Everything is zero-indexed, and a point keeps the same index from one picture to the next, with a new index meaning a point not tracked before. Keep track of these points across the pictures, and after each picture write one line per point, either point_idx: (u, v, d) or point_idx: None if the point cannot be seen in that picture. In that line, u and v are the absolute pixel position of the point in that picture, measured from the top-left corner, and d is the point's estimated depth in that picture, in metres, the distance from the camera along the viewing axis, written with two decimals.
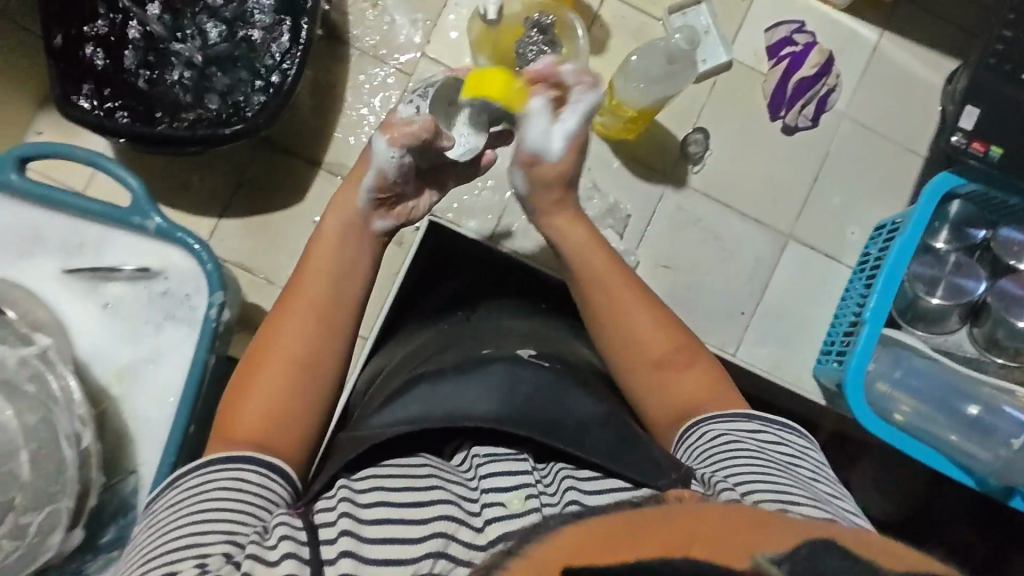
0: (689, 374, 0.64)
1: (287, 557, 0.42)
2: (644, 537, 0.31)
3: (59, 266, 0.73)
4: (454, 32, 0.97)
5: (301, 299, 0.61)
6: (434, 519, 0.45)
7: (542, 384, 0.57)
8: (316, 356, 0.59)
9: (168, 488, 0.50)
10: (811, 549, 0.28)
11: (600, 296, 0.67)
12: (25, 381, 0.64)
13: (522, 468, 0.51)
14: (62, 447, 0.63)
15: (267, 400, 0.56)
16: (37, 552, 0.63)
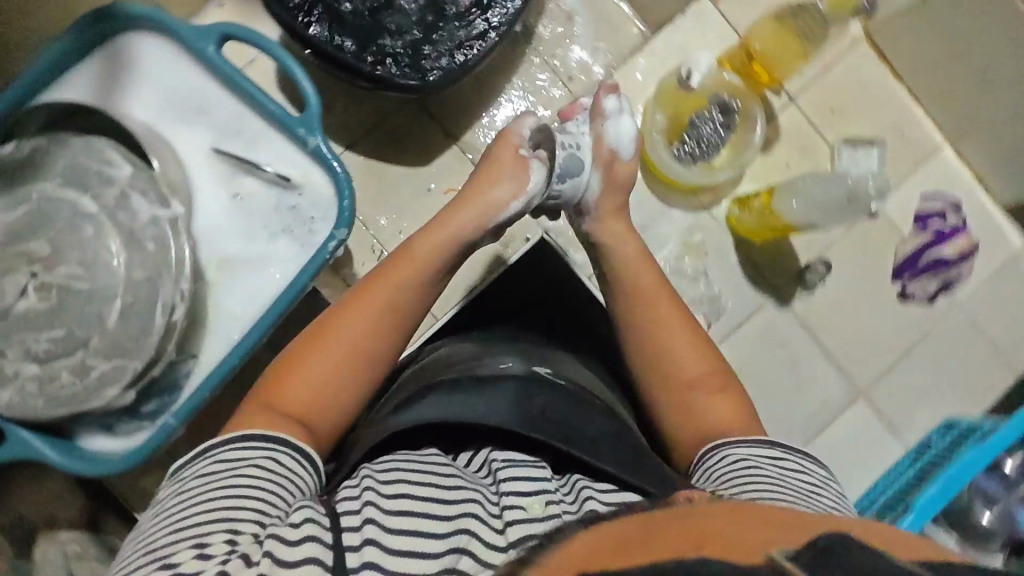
0: (721, 400, 0.62)
1: (310, 539, 0.40)
2: (653, 543, 0.29)
3: (211, 144, 0.75)
4: (640, 74, 0.94)
5: (379, 285, 0.61)
6: (459, 516, 0.42)
7: (564, 406, 0.58)
8: (373, 344, 0.59)
9: (200, 458, 0.48)
10: (828, 541, 0.27)
11: (647, 310, 0.66)
12: (147, 239, 0.66)
13: (540, 476, 0.49)
14: (155, 313, 0.65)
15: (322, 371, 0.56)
16: (88, 397, 0.65)
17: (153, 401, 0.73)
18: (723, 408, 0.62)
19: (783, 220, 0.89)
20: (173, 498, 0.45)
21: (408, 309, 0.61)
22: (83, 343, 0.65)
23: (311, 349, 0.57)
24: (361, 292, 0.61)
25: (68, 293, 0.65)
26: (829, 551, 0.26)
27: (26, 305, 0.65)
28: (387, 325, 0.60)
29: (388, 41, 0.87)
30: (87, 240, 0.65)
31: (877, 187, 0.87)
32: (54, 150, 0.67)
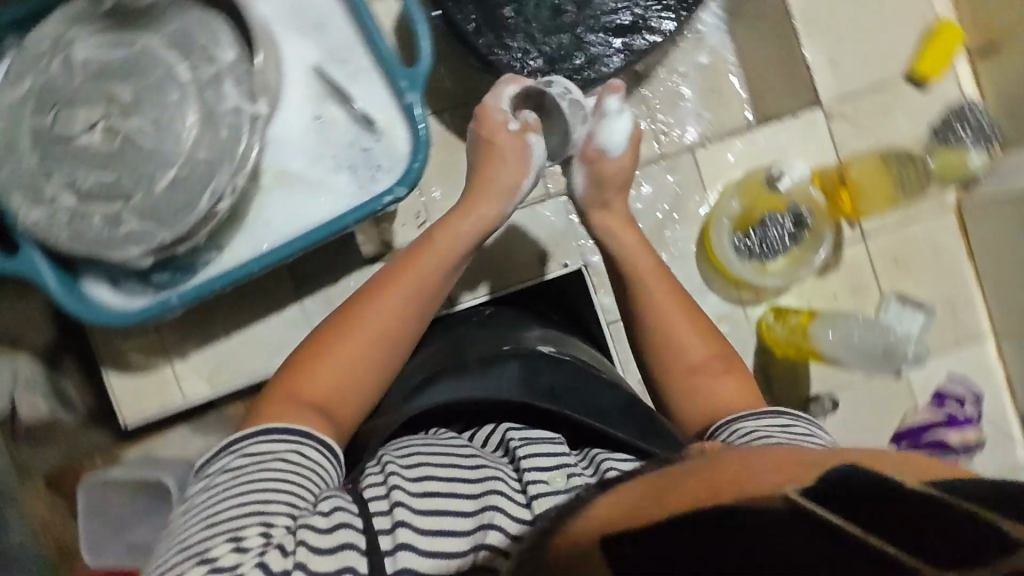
0: (726, 381, 0.71)
1: (343, 526, 0.49)
2: (674, 492, 0.34)
3: (315, 62, 0.75)
4: (731, 155, 0.94)
5: (409, 274, 0.71)
6: (484, 494, 0.51)
7: (570, 380, 0.70)
8: (398, 333, 0.68)
9: (224, 456, 0.55)
10: (842, 478, 0.32)
11: (665, 317, 0.74)
12: (223, 125, 0.66)
13: (558, 450, 0.57)
14: (202, 196, 0.65)
15: (347, 361, 0.65)
16: (109, 248, 0.66)
17: (164, 273, 0.73)
18: (733, 391, 0.70)
19: (816, 346, 0.91)
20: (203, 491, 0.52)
21: (430, 297, 0.71)
22: (125, 197, 0.66)
23: (340, 338, 0.66)
24: (388, 283, 0.70)
25: (131, 145, 0.66)
26: (843, 485, 0.31)
27: (90, 141, 0.66)
28: (411, 316, 0.69)
29: (514, 33, 0.88)
30: (168, 104, 0.66)
31: (915, 353, 0.89)
32: (172, 10, 0.69)
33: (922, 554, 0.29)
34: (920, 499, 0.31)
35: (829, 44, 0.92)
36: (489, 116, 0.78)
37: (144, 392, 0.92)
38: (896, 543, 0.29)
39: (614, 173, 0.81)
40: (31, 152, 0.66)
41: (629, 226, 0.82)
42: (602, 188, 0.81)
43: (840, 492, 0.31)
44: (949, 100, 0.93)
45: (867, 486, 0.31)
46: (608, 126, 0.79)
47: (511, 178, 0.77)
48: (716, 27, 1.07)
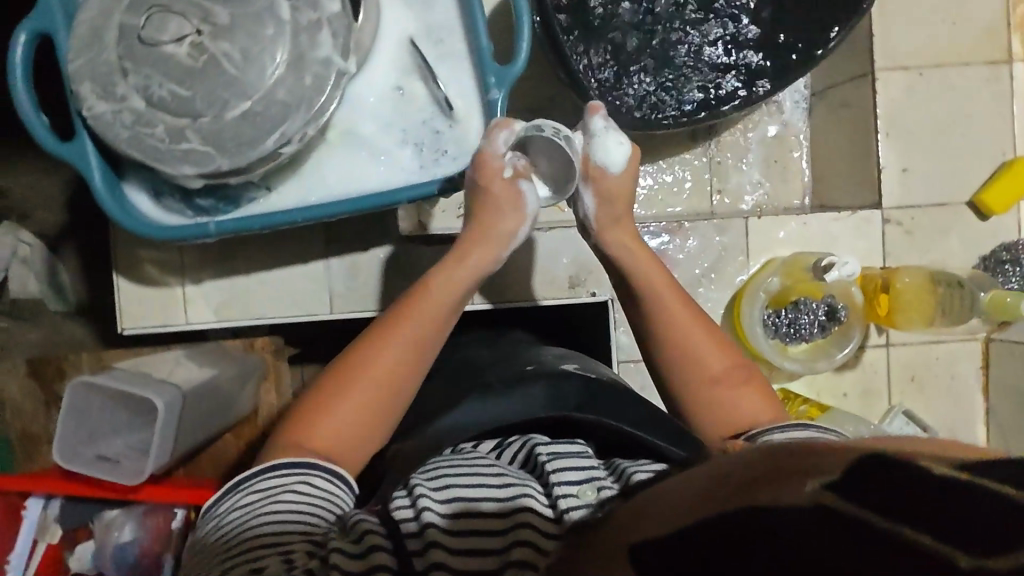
0: (747, 394, 0.72)
1: (374, 550, 0.53)
2: (696, 496, 0.31)
3: (411, 34, 0.75)
4: (782, 232, 0.94)
5: (409, 320, 0.71)
6: (514, 515, 0.55)
7: (586, 398, 0.68)
8: (402, 380, 0.69)
9: (236, 493, 0.61)
10: (862, 466, 0.30)
11: (675, 328, 0.74)
12: (309, 71, 0.65)
13: (588, 466, 0.62)
14: (270, 135, 0.65)
15: (353, 409, 0.67)
16: (164, 160, 0.66)
17: (208, 198, 0.73)
18: (752, 405, 0.71)
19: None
20: (218, 529, 0.58)
21: (431, 342, 0.71)
22: (193, 115, 0.65)
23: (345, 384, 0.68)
24: (390, 332, 0.70)
25: (213, 68, 0.64)
26: (867, 473, 0.29)
27: (175, 52, 0.65)
28: (413, 363, 0.70)
29: (603, 64, 0.89)
30: (261, 38, 0.65)
31: None
32: None
33: (941, 536, 0.27)
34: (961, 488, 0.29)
35: (904, 151, 0.94)
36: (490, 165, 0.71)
37: (150, 305, 0.91)
38: (925, 528, 0.27)
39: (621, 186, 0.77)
40: (116, 47, 0.66)
41: (640, 241, 0.79)
42: (610, 205, 0.77)
43: (867, 483, 0.29)
44: (1002, 237, 0.94)
45: (898, 475, 0.29)
46: (605, 140, 0.74)
47: (508, 226, 0.73)
48: (798, 106, 1.07)
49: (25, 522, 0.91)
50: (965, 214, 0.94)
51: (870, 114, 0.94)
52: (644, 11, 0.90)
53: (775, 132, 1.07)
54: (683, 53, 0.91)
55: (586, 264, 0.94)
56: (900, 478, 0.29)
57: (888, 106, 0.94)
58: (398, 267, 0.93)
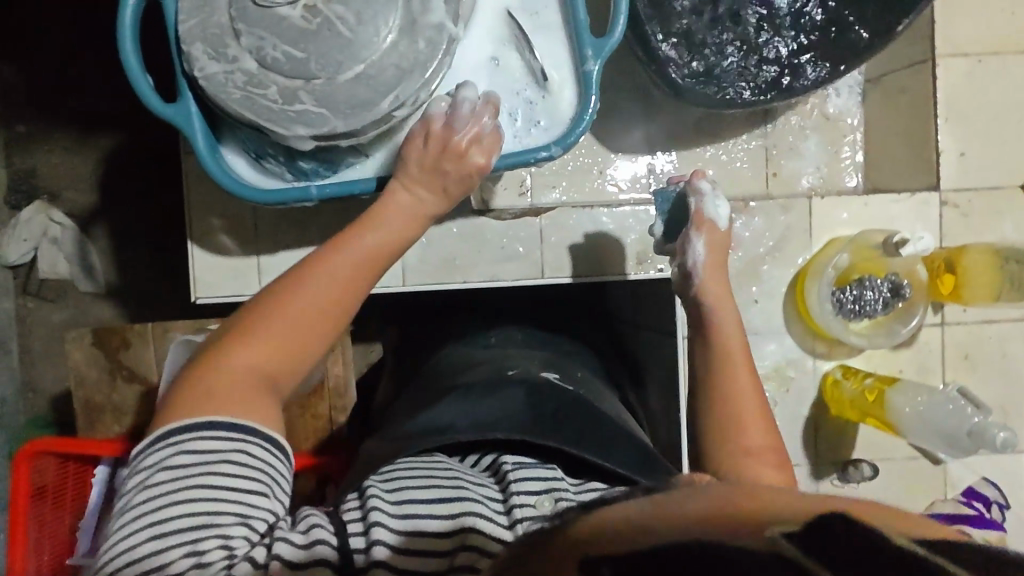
0: (768, 470, 0.74)
1: (319, 544, 0.60)
2: (638, 527, 0.34)
3: (508, 5, 0.76)
4: (844, 213, 0.96)
5: (327, 274, 0.69)
6: (462, 515, 0.61)
7: (574, 415, 0.76)
8: (314, 315, 0.68)
9: (165, 450, 0.60)
10: (823, 527, 0.31)
11: (721, 373, 0.80)
12: (421, 36, 0.67)
13: (547, 476, 0.68)
14: (385, 98, 0.66)
15: (264, 345, 0.67)
16: (277, 121, 0.66)
17: (310, 162, 0.72)
18: (776, 477, 0.72)
19: (889, 415, 0.88)
20: (149, 491, 0.59)
21: (350, 293, 0.70)
22: (307, 77, 0.66)
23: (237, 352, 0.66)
24: (306, 279, 0.69)
25: (328, 30, 0.65)
26: (832, 536, 0.31)
27: (289, 14, 0.66)
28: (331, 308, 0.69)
29: (671, 43, 0.91)
30: (375, 3, 0.66)
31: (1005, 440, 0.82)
32: None
33: None
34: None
35: (961, 136, 0.97)
36: (475, 126, 0.71)
37: (223, 273, 0.91)
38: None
39: (721, 243, 0.85)
40: (227, 10, 0.67)
41: (722, 277, 0.84)
42: (716, 259, 0.84)
43: (825, 545, 0.30)
44: None
45: (853, 557, 0.29)
46: (716, 202, 0.84)
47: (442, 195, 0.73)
48: (851, 91, 1.10)
49: (93, 492, 0.91)
50: (1018, 197, 0.97)
51: (928, 99, 0.97)
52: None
53: (829, 118, 1.10)
54: (749, 30, 0.93)
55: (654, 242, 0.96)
56: (852, 551, 0.29)
57: (947, 91, 0.97)
58: (469, 240, 0.94)
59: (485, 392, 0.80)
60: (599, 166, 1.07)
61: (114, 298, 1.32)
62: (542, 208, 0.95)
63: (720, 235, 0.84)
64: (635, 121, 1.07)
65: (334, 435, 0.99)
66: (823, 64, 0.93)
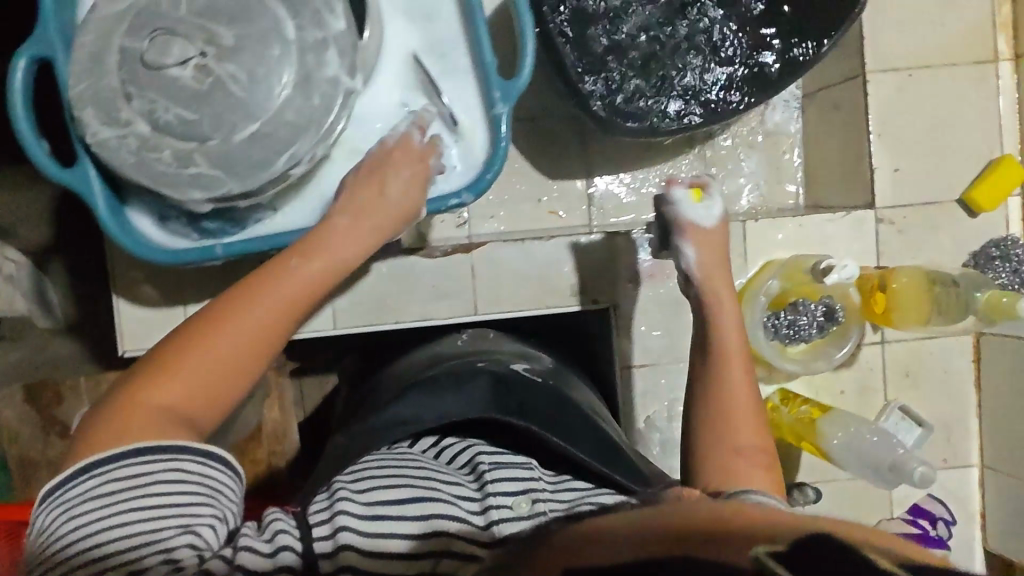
0: (760, 470, 0.69)
1: (284, 550, 0.58)
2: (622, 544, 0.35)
3: (414, 48, 0.74)
4: (779, 234, 0.96)
5: (270, 287, 0.63)
6: (437, 519, 0.61)
7: (542, 408, 0.79)
8: (251, 334, 0.61)
9: (88, 473, 0.54)
10: (808, 543, 0.32)
11: (711, 368, 0.77)
12: (316, 92, 0.65)
13: (523, 476, 0.68)
14: (281, 157, 0.65)
15: (196, 366, 0.59)
16: (173, 185, 0.65)
17: (215, 221, 0.72)
18: (765, 479, 0.68)
19: (818, 441, 0.88)
20: (73, 514, 0.53)
21: (295, 308, 0.63)
22: (201, 139, 0.65)
23: (150, 385, 0.58)
24: (246, 298, 0.62)
25: (220, 90, 0.64)
26: (815, 550, 0.31)
27: (180, 75, 0.64)
28: (274, 323, 0.62)
29: (598, 70, 0.90)
30: (267, 59, 0.64)
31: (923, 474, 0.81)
32: None
33: None
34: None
35: (895, 152, 0.96)
36: (407, 141, 0.72)
37: (151, 326, 0.91)
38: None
39: (716, 240, 0.84)
40: (118, 72, 0.65)
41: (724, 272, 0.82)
42: (710, 256, 0.82)
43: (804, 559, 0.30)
44: (991, 233, 0.96)
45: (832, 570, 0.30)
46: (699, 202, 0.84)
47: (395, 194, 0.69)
48: (789, 106, 1.09)
49: None
50: (956, 211, 0.96)
51: (861, 116, 0.96)
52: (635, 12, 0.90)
53: (768, 135, 1.09)
54: (677, 54, 0.92)
55: (589, 273, 0.96)
56: (837, 561, 0.30)
57: (880, 107, 0.95)
58: (401, 279, 0.94)
59: (455, 382, 0.81)
60: (538, 193, 1.06)
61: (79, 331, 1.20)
62: (473, 245, 0.95)
63: (717, 236, 0.84)
64: (571, 147, 1.06)
65: (275, 478, 1.00)
66: (752, 88, 0.92)
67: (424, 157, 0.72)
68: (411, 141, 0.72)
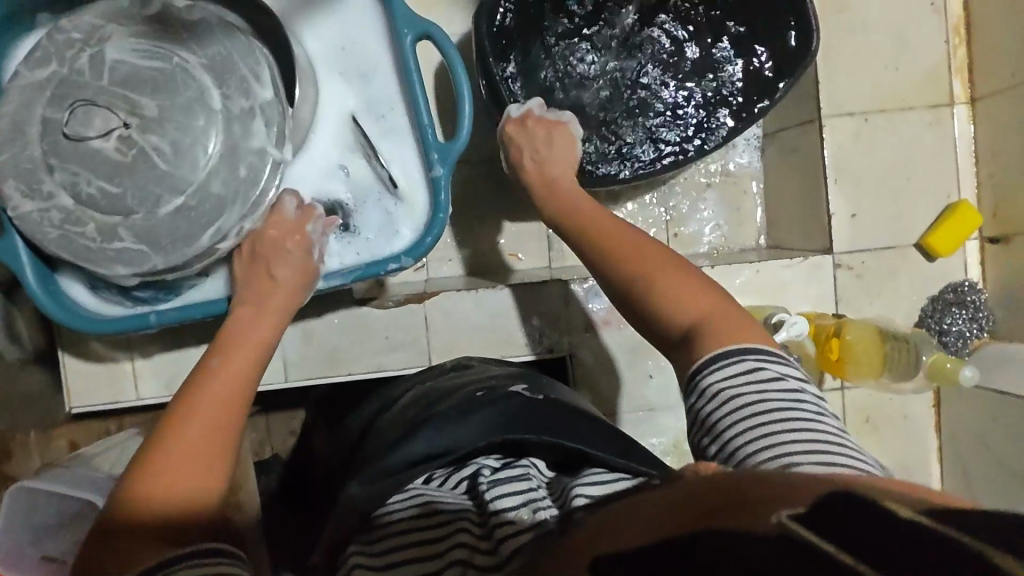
0: (695, 284, 0.65)
1: None
2: (640, 522, 0.32)
3: (351, 109, 0.73)
4: (737, 280, 0.94)
5: (210, 384, 0.59)
6: (449, 552, 0.56)
7: (542, 416, 0.69)
8: (206, 424, 0.56)
9: None
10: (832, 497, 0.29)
11: (605, 241, 0.71)
12: (243, 162, 0.64)
13: (522, 485, 0.62)
14: (205, 232, 0.64)
15: (164, 478, 0.52)
16: (97, 260, 0.64)
17: (146, 289, 0.71)
18: (703, 291, 0.64)
19: None
20: None
21: (243, 395, 0.59)
22: (125, 213, 0.63)
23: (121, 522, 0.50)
24: (189, 398, 0.57)
25: (144, 162, 0.63)
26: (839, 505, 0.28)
27: (102, 147, 0.63)
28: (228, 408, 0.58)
29: None
30: (192, 129, 0.63)
31: None
32: (217, 31, 0.65)
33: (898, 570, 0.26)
34: (927, 538, 0.26)
35: (853, 196, 0.95)
36: (282, 215, 0.69)
37: (96, 382, 0.88)
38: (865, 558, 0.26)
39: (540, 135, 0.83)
40: (39, 143, 0.63)
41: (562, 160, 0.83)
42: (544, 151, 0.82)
43: (838, 517, 0.28)
44: (948, 277, 0.96)
45: (870, 520, 0.27)
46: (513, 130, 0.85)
47: (283, 274, 0.68)
48: (750, 145, 1.08)
49: None
50: (914, 256, 0.96)
51: (818, 159, 0.95)
52: (571, 62, 0.89)
53: (729, 173, 1.08)
54: (629, 100, 0.91)
55: (546, 322, 0.94)
56: (869, 518, 0.27)
57: (836, 151, 0.94)
58: (353, 332, 0.92)
59: (458, 413, 0.70)
60: (497, 236, 1.05)
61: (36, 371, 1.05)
62: (426, 293, 0.93)
63: (526, 126, 0.83)
64: None
65: None
66: (708, 134, 0.90)
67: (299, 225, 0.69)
68: (284, 214, 0.69)
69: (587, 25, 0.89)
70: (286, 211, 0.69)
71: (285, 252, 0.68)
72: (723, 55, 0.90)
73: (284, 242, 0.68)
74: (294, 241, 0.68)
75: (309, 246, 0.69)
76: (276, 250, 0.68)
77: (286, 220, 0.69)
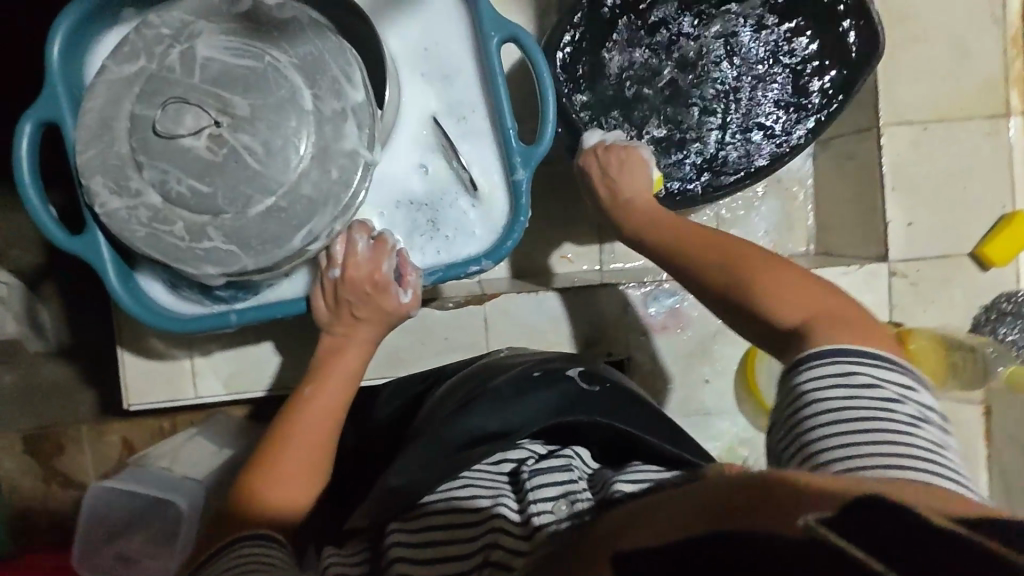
0: (795, 278, 0.63)
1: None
2: (663, 514, 0.32)
3: (434, 111, 0.73)
4: None
5: (300, 409, 0.65)
6: (482, 540, 0.57)
7: (600, 394, 0.69)
8: (291, 444, 0.63)
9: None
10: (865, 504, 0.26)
11: (691, 244, 0.69)
12: (333, 164, 0.64)
13: (566, 476, 0.61)
14: (297, 234, 0.64)
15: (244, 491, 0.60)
16: (187, 260, 0.64)
17: (227, 288, 0.70)
18: (804, 282, 0.62)
19: None
20: None
21: (333, 418, 0.66)
22: (214, 212, 0.63)
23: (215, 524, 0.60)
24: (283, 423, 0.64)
25: (235, 161, 0.62)
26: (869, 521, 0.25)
27: (193, 145, 0.62)
28: (318, 430, 0.64)
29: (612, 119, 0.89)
30: (284, 129, 0.62)
31: None
32: (308, 31, 0.65)
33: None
34: (945, 543, 0.24)
35: (909, 205, 0.95)
36: (356, 253, 0.68)
37: (155, 378, 0.88)
38: (888, 565, 0.24)
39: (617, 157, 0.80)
40: (128, 140, 0.63)
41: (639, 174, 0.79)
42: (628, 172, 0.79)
43: (868, 525, 0.25)
44: (1002, 287, 0.97)
45: (895, 525, 0.25)
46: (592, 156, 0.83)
47: (360, 309, 0.68)
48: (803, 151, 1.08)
49: None
50: (968, 266, 0.97)
51: (876, 169, 0.95)
52: (639, 64, 0.89)
53: (782, 179, 1.08)
54: (694, 105, 0.91)
55: (605, 326, 0.94)
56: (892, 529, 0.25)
57: (894, 161, 0.95)
58: (413, 333, 0.92)
59: (512, 392, 0.70)
60: (551, 237, 1.04)
61: (74, 358, 1.04)
62: (486, 296, 0.92)
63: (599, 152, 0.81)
64: None
65: None
66: (769, 141, 0.91)
67: (375, 264, 0.68)
68: (358, 254, 0.68)
69: (657, 29, 0.89)
70: (360, 249, 0.68)
71: (364, 292, 0.68)
72: (788, 64, 0.91)
73: (364, 289, 0.68)
74: (373, 282, 0.68)
75: (387, 285, 0.68)
76: (355, 294, 0.68)
77: (366, 258, 0.68)
